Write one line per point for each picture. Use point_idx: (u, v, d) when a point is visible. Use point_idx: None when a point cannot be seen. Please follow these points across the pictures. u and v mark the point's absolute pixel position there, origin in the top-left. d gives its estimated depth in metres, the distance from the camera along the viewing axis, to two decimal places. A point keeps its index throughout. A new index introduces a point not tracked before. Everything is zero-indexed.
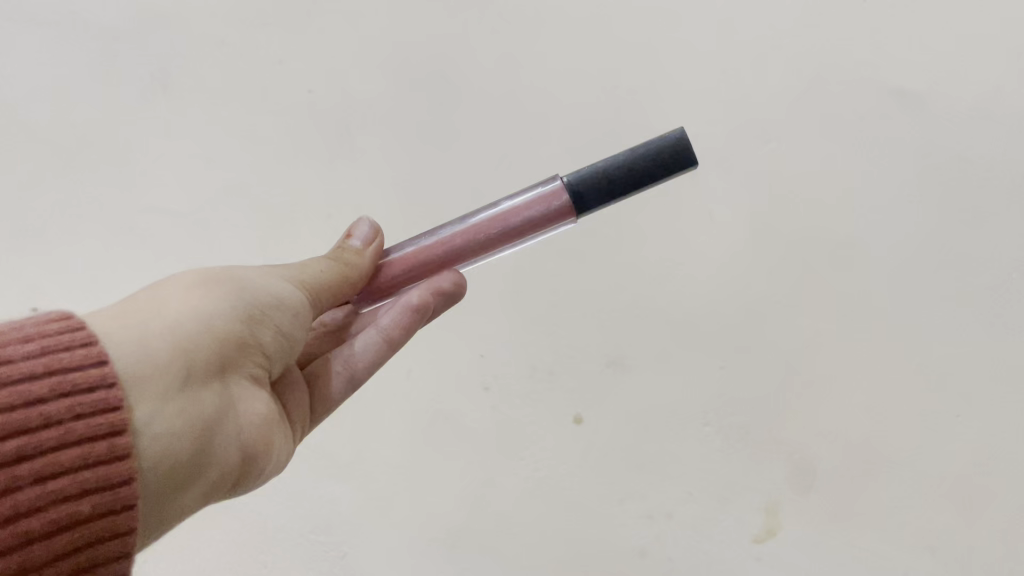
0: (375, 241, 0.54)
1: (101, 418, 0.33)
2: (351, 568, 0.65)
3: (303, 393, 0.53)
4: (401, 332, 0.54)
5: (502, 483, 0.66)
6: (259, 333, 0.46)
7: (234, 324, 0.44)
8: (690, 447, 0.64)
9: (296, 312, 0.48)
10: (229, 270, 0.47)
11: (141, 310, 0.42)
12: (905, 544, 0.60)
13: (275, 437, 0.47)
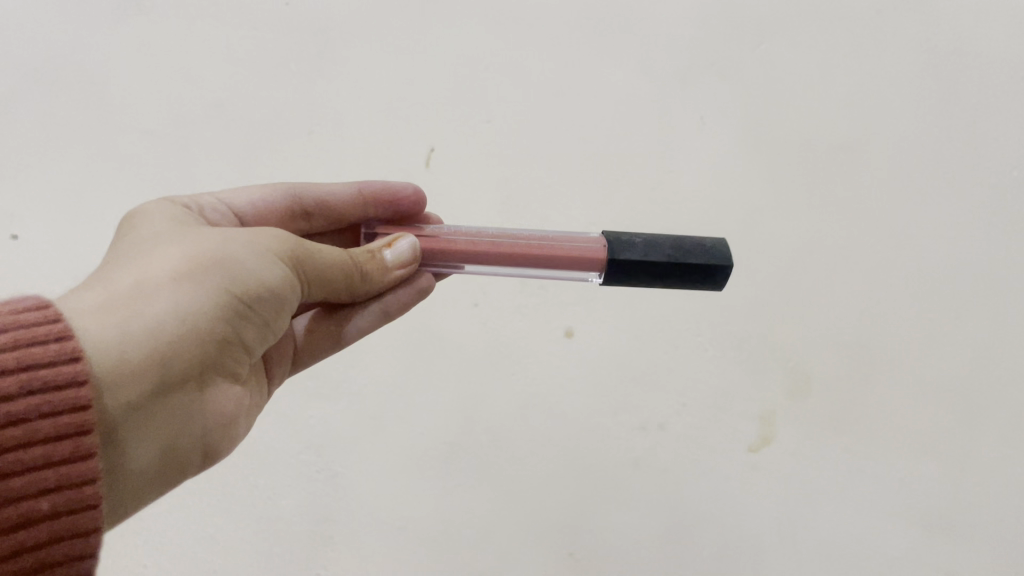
0: (410, 265, 0.53)
1: (71, 417, 0.32)
2: (344, 487, 0.64)
3: (286, 348, 0.55)
4: (395, 310, 0.57)
5: (495, 398, 0.65)
6: (243, 331, 0.43)
7: (220, 326, 0.41)
8: (684, 356, 0.64)
9: (288, 302, 0.45)
10: (230, 249, 0.42)
11: (127, 296, 0.39)
12: (904, 447, 0.60)
13: (240, 416, 0.48)
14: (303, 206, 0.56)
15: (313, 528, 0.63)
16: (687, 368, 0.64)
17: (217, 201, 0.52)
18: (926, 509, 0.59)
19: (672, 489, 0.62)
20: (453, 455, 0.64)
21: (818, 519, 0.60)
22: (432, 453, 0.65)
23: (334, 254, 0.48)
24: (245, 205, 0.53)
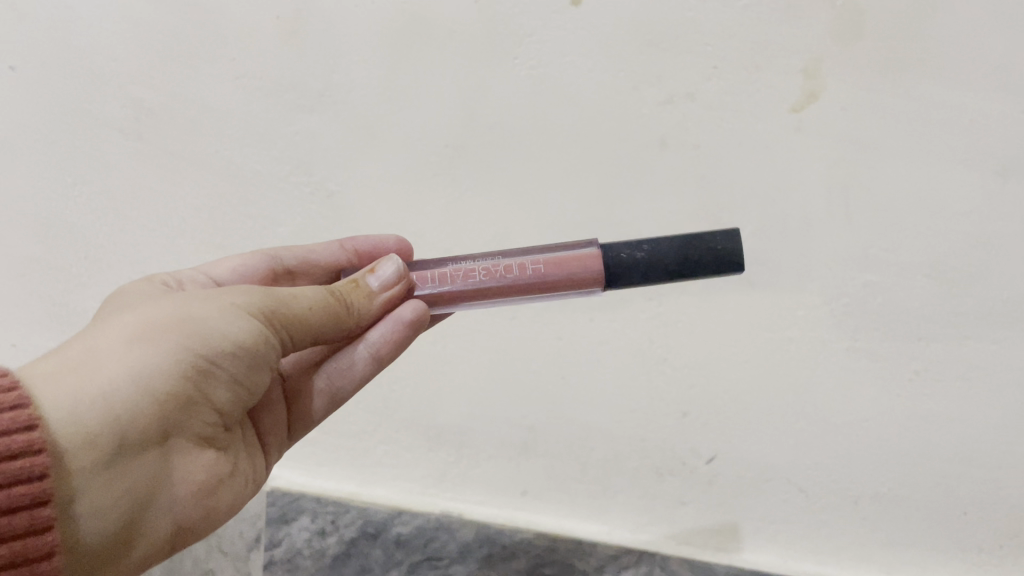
0: (396, 285, 0.47)
1: (23, 490, 0.31)
2: (340, 207, 0.59)
3: (275, 413, 0.48)
4: (390, 350, 0.47)
5: (499, 89, 0.57)
6: (211, 393, 0.39)
7: (180, 387, 0.37)
8: (713, 10, 0.54)
9: (261, 358, 0.40)
10: (189, 309, 0.39)
11: (83, 363, 0.35)
12: (974, 87, 0.52)
13: (221, 486, 0.42)
14: (285, 266, 0.52)
15: None
16: (720, 21, 0.54)
17: (196, 274, 0.49)
18: (1001, 149, 0.52)
19: (704, 166, 0.55)
20: (458, 158, 0.58)
21: (870, 178, 0.54)
22: (432, 159, 0.58)
23: (309, 296, 0.42)
24: (224, 271, 0.50)
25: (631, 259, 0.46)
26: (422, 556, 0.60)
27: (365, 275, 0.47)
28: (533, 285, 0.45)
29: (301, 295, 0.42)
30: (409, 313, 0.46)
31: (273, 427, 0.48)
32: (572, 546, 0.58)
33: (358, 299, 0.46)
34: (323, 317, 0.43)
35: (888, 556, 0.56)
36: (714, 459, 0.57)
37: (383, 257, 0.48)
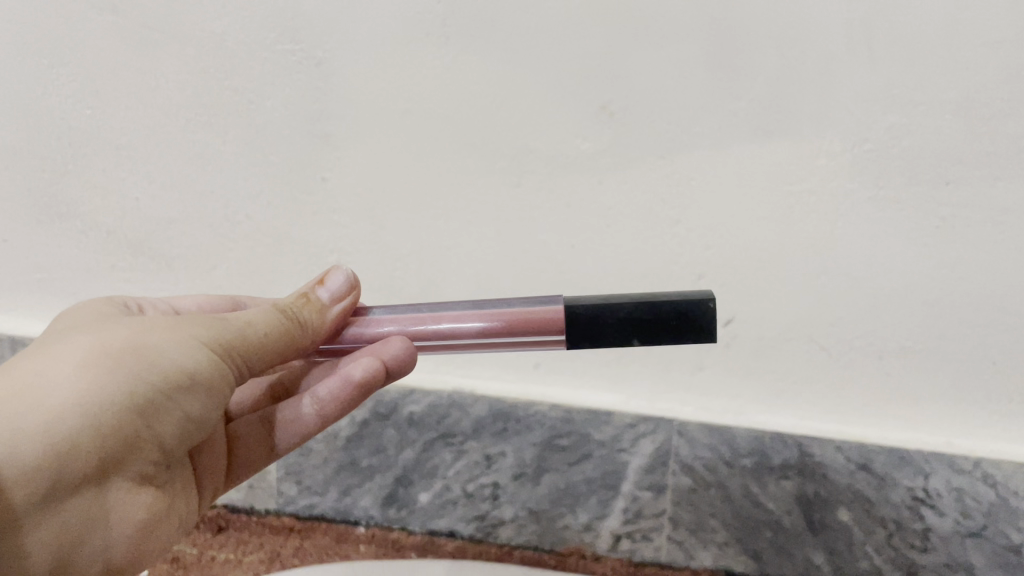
0: (348, 295, 0.47)
1: None
2: (329, 76, 0.55)
3: (217, 455, 0.48)
4: (333, 409, 0.47)
5: None
6: (155, 429, 0.38)
7: (127, 422, 0.37)
8: None
9: (214, 391, 0.41)
10: (146, 340, 0.39)
11: (29, 389, 0.35)
12: None
13: (158, 525, 0.41)
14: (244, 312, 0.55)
15: (306, 127, 0.56)
16: None
17: (160, 303, 0.53)
18: None
19: (723, 7, 0.49)
20: (450, 14, 0.52)
21: (910, 13, 0.47)
22: (422, 18, 0.52)
23: (262, 320, 0.42)
24: (189, 308, 0.54)
25: (594, 318, 0.44)
26: (436, 433, 0.59)
27: (314, 288, 0.47)
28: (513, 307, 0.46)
29: (257, 319, 0.42)
30: (367, 360, 0.46)
31: (209, 465, 0.47)
32: (588, 417, 0.57)
33: (310, 314, 0.45)
34: (281, 338, 0.43)
35: (911, 410, 0.54)
36: (731, 321, 0.56)
37: (333, 267, 0.48)
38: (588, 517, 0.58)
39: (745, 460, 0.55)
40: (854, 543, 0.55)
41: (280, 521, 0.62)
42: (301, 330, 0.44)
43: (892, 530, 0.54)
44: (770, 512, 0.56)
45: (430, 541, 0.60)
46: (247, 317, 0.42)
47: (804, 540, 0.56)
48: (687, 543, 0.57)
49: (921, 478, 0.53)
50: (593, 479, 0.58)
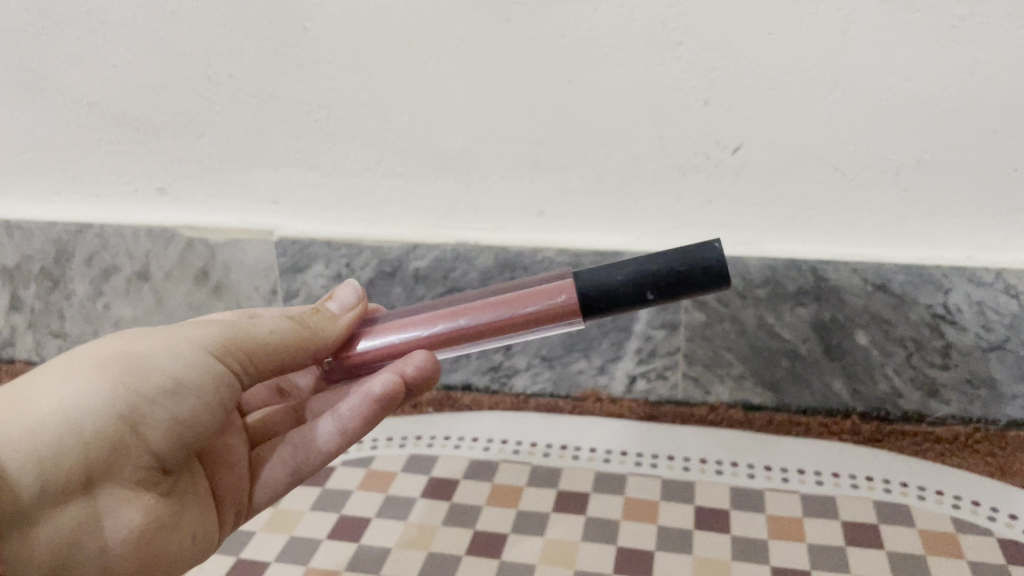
0: (356, 305, 0.47)
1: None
2: None
3: (238, 474, 0.46)
4: (357, 426, 0.44)
5: None
6: (145, 434, 0.38)
7: (111, 425, 0.37)
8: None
9: (206, 394, 0.40)
10: (135, 349, 0.39)
11: (21, 398, 0.36)
12: None
13: (168, 533, 0.40)
14: None
15: None
16: None
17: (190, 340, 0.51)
18: None
19: None
20: None
21: None
22: None
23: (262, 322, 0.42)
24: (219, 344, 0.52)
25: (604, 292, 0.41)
26: (443, 289, 0.58)
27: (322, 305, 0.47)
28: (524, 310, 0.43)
29: (257, 321, 0.43)
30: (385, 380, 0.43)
31: (230, 480, 0.46)
32: (598, 260, 0.56)
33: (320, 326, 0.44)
34: (282, 349, 0.42)
35: (932, 227, 0.52)
36: (740, 149, 0.52)
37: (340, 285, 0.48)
38: (602, 360, 0.58)
39: (759, 291, 0.54)
40: (874, 365, 0.54)
41: None
42: (305, 334, 0.43)
43: (912, 350, 0.53)
44: (786, 341, 0.55)
45: (445, 396, 0.60)
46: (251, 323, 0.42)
47: (822, 367, 0.55)
48: (703, 379, 0.56)
49: (940, 295, 0.52)
50: (603, 323, 0.57)
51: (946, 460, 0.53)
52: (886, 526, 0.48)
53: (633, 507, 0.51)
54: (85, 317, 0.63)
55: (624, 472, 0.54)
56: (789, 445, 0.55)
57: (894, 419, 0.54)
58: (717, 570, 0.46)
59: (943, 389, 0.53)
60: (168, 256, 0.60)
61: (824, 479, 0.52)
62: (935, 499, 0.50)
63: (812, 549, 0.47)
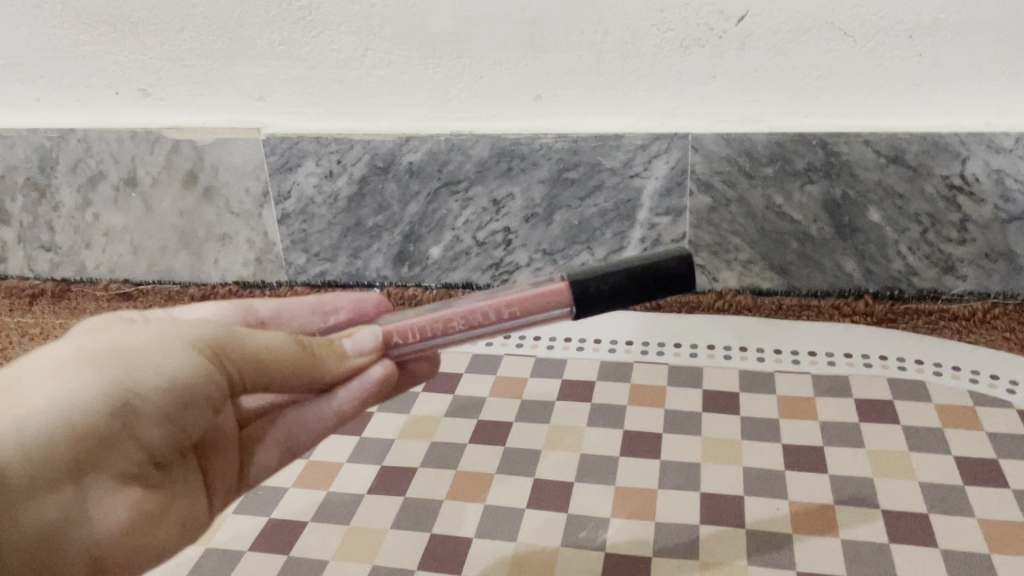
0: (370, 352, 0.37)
1: None
2: None
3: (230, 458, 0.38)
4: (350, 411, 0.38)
5: None
6: (137, 434, 0.31)
7: (99, 424, 0.30)
8: None
9: (201, 378, 0.32)
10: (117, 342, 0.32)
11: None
12: None
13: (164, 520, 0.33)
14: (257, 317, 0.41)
15: None
16: None
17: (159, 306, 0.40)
18: None
19: None
20: None
21: None
22: None
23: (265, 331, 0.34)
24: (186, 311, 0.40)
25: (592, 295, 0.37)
26: (438, 183, 0.56)
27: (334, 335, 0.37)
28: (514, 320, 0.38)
29: (261, 331, 0.34)
30: (378, 373, 0.37)
31: (225, 481, 0.38)
32: (595, 145, 0.53)
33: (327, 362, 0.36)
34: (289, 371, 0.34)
35: (945, 94, 0.49)
36: (746, 17, 0.48)
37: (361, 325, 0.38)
38: (605, 252, 0.56)
39: (767, 169, 0.52)
40: (887, 243, 0.52)
41: (293, 291, 0.60)
42: (310, 369, 0.35)
43: (928, 226, 0.51)
44: (796, 222, 0.53)
45: (447, 294, 0.59)
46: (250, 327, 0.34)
47: (833, 247, 0.53)
48: (710, 265, 0.55)
49: (958, 165, 0.50)
50: (605, 212, 0.55)
51: (963, 337, 0.51)
52: (901, 402, 0.47)
53: (640, 393, 0.50)
54: (75, 229, 0.62)
55: (629, 360, 0.53)
56: (800, 327, 0.53)
57: (907, 298, 0.54)
58: (727, 449, 0.45)
59: (959, 265, 0.52)
60: (154, 160, 0.58)
61: (835, 359, 0.50)
62: (952, 374, 0.48)
63: (824, 426, 0.46)
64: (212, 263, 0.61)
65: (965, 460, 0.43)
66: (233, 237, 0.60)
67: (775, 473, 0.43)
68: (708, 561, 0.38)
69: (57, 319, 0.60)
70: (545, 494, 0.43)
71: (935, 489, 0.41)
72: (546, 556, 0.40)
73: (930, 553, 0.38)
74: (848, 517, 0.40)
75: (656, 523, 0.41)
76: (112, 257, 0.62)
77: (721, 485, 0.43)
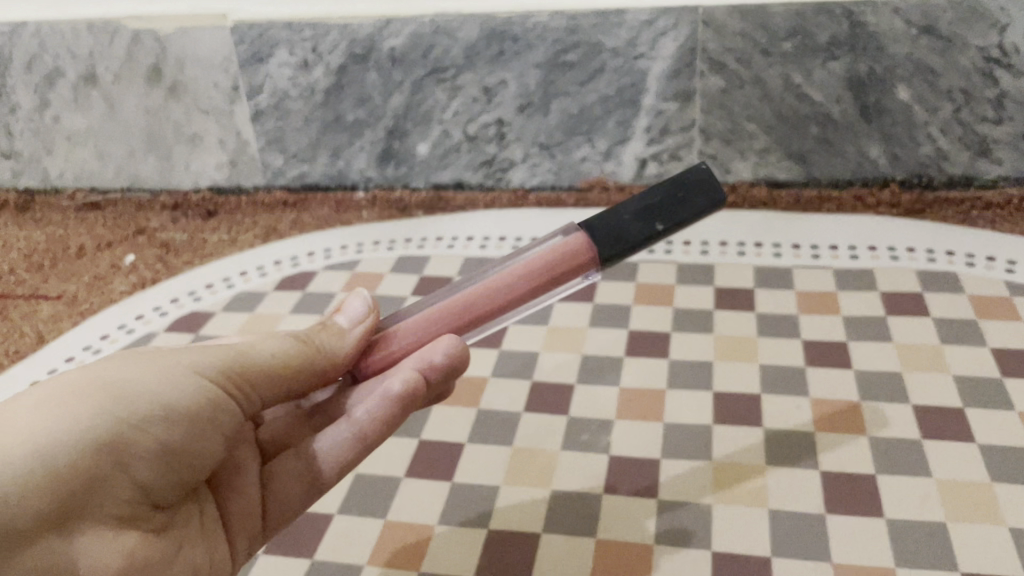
0: (369, 316, 0.31)
1: None
2: None
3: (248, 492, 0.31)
4: (378, 429, 0.30)
5: None
6: (132, 467, 0.25)
7: (85, 460, 0.24)
8: None
9: (211, 412, 0.27)
10: (106, 371, 0.27)
11: None
12: None
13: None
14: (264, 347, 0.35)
15: None
16: None
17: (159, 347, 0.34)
18: None
19: None
20: None
21: None
22: None
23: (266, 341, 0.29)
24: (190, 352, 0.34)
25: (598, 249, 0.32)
26: (424, 70, 0.51)
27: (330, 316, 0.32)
28: (539, 280, 0.31)
29: (264, 338, 0.30)
30: (403, 380, 0.30)
31: (246, 514, 0.30)
32: (597, 21, 0.48)
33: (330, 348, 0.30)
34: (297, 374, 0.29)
35: None
36: None
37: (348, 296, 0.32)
38: (607, 144, 0.52)
39: (785, 46, 0.47)
40: (916, 125, 0.48)
41: (271, 197, 0.56)
42: (321, 361, 0.30)
43: (961, 104, 0.47)
44: (816, 104, 0.48)
45: (436, 197, 0.55)
46: (253, 343, 0.29)
47: (857, 131, 0.48)
48: (722, 156, 0.51)
49: (995, 34, 0.45)
50: (608, 98, 0.50)
51: (997, 228, 0.47)
52: (931, 294, 0.43)
53: (646, 292, 0.46)
54: (34, 132, 0.57)
55: (634, 260, 0.48)
56: (818, 219, 0.49)
57: (936, 187, 0.49)
58: (741, 347, 0.41)
59: (995, 148, 0.47)
60: (114, 54, 0.53)
61: (859, 253, 0.46)
62: (986, 265, 0.44)
63: (848, 321, 0.42)
64: (184, 167, 0.57)
65: (1005, 352, 0.39)
66: (204, 138, 0.55)
67: (795, 370, 0.39)
68: (722, 463, 0.35)
69: (21, 231, 0.56)
70: (542, 396, 0.40)
71: (970, 383, 0.37)
72: (544, 460, 0.36)
73: (968, 448, 0.34)
74: (875, 414, 0.37)
75: (664, 425, 0.37)
76: (76, 163, 0.58)
77: (735, 383, 0.39)
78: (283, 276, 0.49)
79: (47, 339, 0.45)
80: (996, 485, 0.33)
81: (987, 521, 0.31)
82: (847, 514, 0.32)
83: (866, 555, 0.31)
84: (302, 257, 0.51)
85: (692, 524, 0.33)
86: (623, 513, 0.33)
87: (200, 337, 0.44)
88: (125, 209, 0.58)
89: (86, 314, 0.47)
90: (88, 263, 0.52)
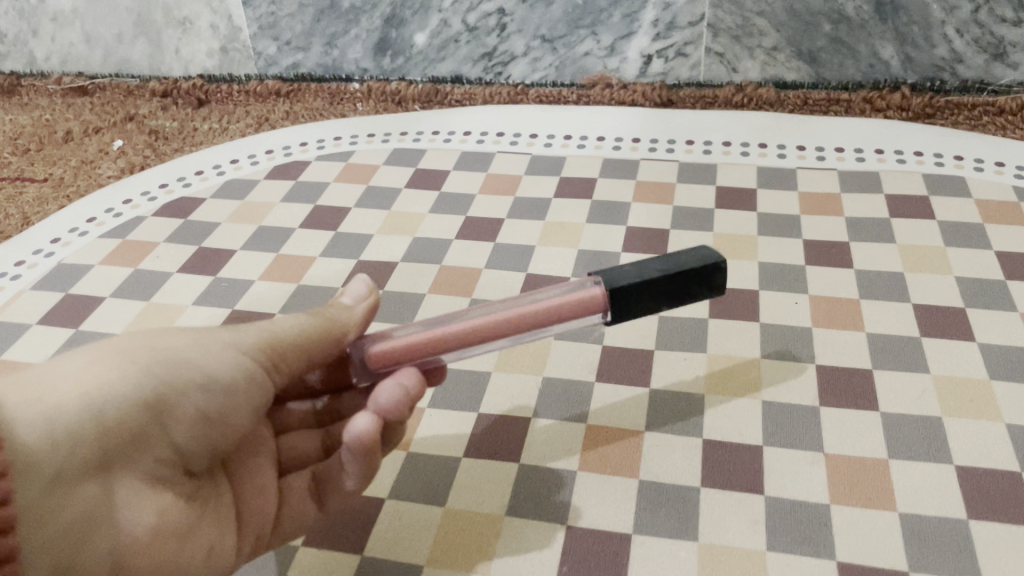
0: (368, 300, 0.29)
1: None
2: None
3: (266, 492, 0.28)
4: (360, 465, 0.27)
5: None
6: (169, 428, 0.25)
7: (132, 414, 0.24)
8: None
9: (248, 386, 0.26)
10: (159, 340, 0.26)
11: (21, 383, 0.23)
12: None
13: (196, 541, 0.25)
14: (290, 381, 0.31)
15: None
16: None
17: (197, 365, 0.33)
18: None
19: None
20: None
21: None
22: None
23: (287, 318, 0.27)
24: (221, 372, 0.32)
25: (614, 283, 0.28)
26: None
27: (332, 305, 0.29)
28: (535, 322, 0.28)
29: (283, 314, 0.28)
30: (364, 423, 0.26)
31: (261, 514, 0.28)
32: None
33: (341, 320, 0.28)
34: (306, 345, 0.27)
35: None
36: None
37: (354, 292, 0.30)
38: (611, 38, 0.51)
39: None
40: (931, 25, 0.47)
41: (263, 86, 0.55)
42: (332, 336, 0.28)
43: (981, 4, 0.46)
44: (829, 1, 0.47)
45: (434, 90, 0.53)
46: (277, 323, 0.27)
47: (871, 30, 0.48)
48: (729, 55, 0.50)
49: None
50: None
51: (1008, 134, 0.45)
52: (937, 198, 0.42)
53: (647, 190, 0.44)
54: (20, 12, 0.56)
55: (635, 158, 0.46)
56: (827, 121, 0.47)
57: (949, 91, 0.48)
58: (742, 244, 0.41)
59: (1011, 51, 0.47)
60: None
61: (865, 156, 0.45)
62: (995, 171, 0.43)
63: (851, 222, 0.41)
64: (173, 53, 0.56)
65: (1010, 256, 0.38)
66: (194, 22, 0.54)
67: (795, 268, 0.39)
68: (717, 356, 0.35)
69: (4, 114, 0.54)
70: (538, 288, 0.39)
71: (973, 284, 0.37)
72: (537, 349, 0.36)
73: (968, 346, 0.34)
74: (874, 311, 0.36)
75: (659, 318, 0.37)
76: (63, 45, 0.57)
77: (734, 280, 0.38)
78: (275, 166, 0.48)
79: (33, 221, 0.44)
80: (993, 381, 0.32)
81: (983, 416, 0.31)
82: (841, 407, 0.32)
83: (860, 445, 0.31)
84: (295, 146, 0.49)
85: (684, 413, 0.32)
86: (615, 401, 0.33)
87: (190, 222, 0.43)
88: (113, 95, 0.56)
89: (73, 196, 0.46)
90: (75, 148, 0.50)
